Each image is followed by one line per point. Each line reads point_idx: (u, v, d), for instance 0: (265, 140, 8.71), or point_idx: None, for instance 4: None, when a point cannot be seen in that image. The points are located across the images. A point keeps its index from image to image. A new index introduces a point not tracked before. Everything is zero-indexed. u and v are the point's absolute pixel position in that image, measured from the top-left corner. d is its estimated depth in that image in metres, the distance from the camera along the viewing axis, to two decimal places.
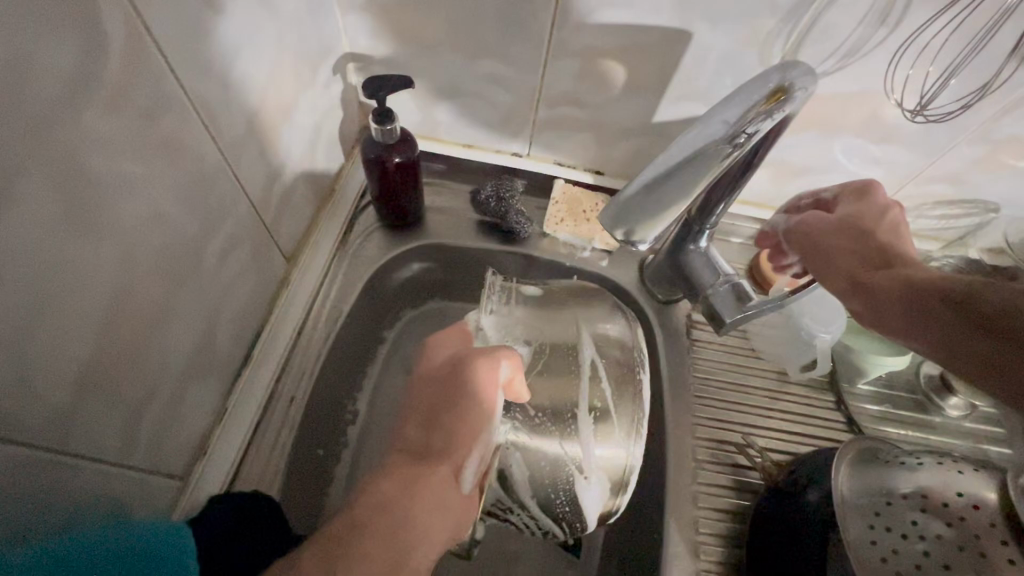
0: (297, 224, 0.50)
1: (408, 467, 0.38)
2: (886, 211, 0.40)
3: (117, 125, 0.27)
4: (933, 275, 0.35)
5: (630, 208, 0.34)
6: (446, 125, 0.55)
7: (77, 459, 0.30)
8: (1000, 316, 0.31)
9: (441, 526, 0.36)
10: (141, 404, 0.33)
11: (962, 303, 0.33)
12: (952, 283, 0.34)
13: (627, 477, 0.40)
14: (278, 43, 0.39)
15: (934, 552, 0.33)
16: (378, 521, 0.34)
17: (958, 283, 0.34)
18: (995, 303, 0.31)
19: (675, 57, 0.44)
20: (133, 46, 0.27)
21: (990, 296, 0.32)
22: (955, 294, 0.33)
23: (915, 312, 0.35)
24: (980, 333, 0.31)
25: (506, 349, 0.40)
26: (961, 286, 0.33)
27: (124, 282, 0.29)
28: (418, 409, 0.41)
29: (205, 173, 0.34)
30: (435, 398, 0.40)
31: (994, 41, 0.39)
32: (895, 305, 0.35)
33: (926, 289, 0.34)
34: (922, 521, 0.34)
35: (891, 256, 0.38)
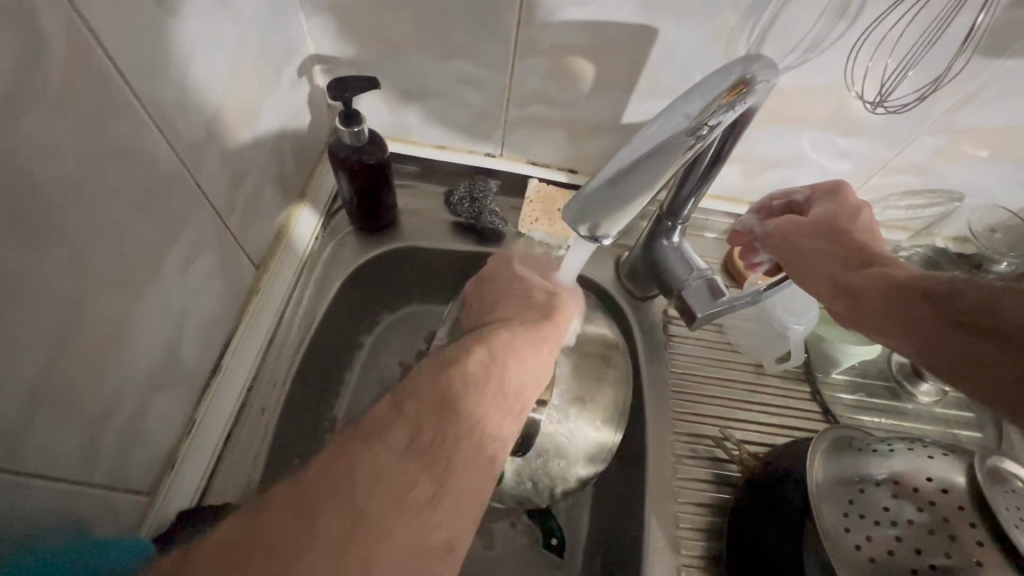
0: (267, 230, 0.49)
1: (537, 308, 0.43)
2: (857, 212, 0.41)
3: (63, 131, 0.26)
4: (909, 275, 0.36)
5: (596, 202, 0.33)
6: (416, 127, 0.55)
7: (33, 479, 0.29)
8: (978, 312, 0.32)
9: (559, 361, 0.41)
10: (103, 417, 0.32)
11: (941, 301, 0.34)
12: (929, 281, 0.35)
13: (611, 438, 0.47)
14: (238, 45, 0.39)
15: (907, 537, 0.33)
16: (527, 334, 0.39)
17: (935, 281, 0.35)
18: (971, 300, 0.33)
19: (641, 54, 0.45)
20: (78, 48, 0.26)
21: (965, 294, 0.33)
22: (936, 295, 0.34)
23: (897, 310, 0.35)
24: (961, 328, 0.33)
25: None
26: (938, 284, 0.34)
27: (76, 294, 0.29)
28: (529, 269, 0.47)
29: (164, 178, 0.34)
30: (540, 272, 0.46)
31: (947, 34, 0.40)
32: (878, 305, 0.36)
33: (905, 288, 0.35)
34: (894, 508, 0.35)
35: (870, 255, 0.38)
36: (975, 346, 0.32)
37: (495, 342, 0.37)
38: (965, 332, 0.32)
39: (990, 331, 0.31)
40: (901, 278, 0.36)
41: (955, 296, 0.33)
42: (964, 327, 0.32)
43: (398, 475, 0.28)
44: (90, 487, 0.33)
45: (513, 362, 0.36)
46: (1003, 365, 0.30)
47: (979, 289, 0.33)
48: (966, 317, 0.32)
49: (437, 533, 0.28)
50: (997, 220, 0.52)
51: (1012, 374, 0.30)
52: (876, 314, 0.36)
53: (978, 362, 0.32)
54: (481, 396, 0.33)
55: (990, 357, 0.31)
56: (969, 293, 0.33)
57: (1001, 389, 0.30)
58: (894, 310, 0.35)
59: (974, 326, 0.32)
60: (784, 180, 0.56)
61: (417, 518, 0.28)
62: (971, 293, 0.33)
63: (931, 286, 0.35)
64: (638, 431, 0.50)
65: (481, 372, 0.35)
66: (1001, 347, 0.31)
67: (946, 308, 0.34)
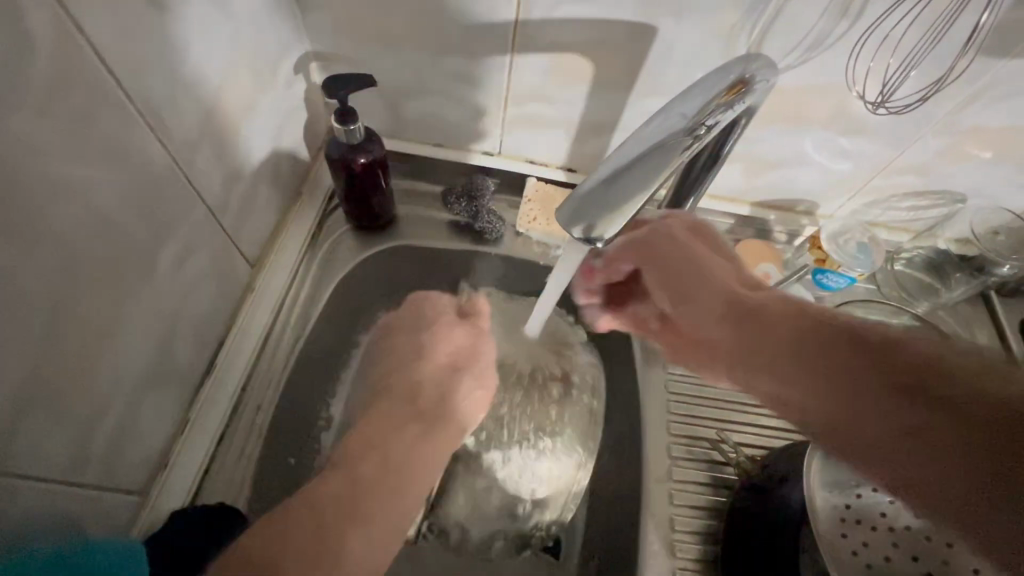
0: (262, 228, 0.48)
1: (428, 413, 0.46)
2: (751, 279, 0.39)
3: (49, 130, 0.26)
4: (817, 320, 0.33)
5: (592, 202, 0.32)
6: (413, 124, 0.54)
7: (24, 480, 0.28)
8: (899, 391, 0.27)
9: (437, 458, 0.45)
10: (92, 418, 0.32)
11: (841, 372, 0.29)
12: (833, 342, 0.31)
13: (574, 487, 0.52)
14: (233, 42, 0.38)
15: (899, 541, 0.35)
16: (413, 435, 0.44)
17: (837, 345, 0.30)
18: (884, 370, 0.28)
19: (641, 51, 0.44)
20: (65, 45, 0.25)
21: (891, 359, 0.28)
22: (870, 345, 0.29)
23: (827, 361, 0.30)
24: (889, 417, 0.27)
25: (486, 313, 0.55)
26: (846, 342, 0.30)
27: (65, 293, 0.28)
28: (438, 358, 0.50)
29: (155, 177, 0.33)
30: (460, 333, 0.52)
31: (951, 33, 0.39)
32: (813, 352, 0.31)
33: (811, 358, 0.31)
34: (889, 513, 0.36)
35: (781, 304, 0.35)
36: (926, 436, 0.25)
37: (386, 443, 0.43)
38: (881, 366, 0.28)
39: (922, 375, 0.27)
40: (809, 344, 0.32)
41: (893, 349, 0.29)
42: (906, 407, 0.26)
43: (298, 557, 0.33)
44: (80, 487, 0.32)
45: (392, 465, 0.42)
46: (966, 458, 0.24)
47: (879, 359, 0.29)
48: (894, 397, 0.27)
49: None
50: (998, 223, 0.54)
51: (985, 471, 0.23)
52: (804, 366, 0.31)
53: (930, 456, 0.25)
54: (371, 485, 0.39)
55: (940, 447, 0.25)
56: (897, 354, 0.28)
57: (986, 500, 0.23)
58: (811, 382, 0.31)
59: (908, 403, 0.26)
60: (785, 181, 0.55)
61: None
62: (863, 364, 0.29)
63: (826, 359, 0.30)
64: (635, 432, 0.50)
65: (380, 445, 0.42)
66: (937, 433, 0.25)
67: (873, 381, 0.28)
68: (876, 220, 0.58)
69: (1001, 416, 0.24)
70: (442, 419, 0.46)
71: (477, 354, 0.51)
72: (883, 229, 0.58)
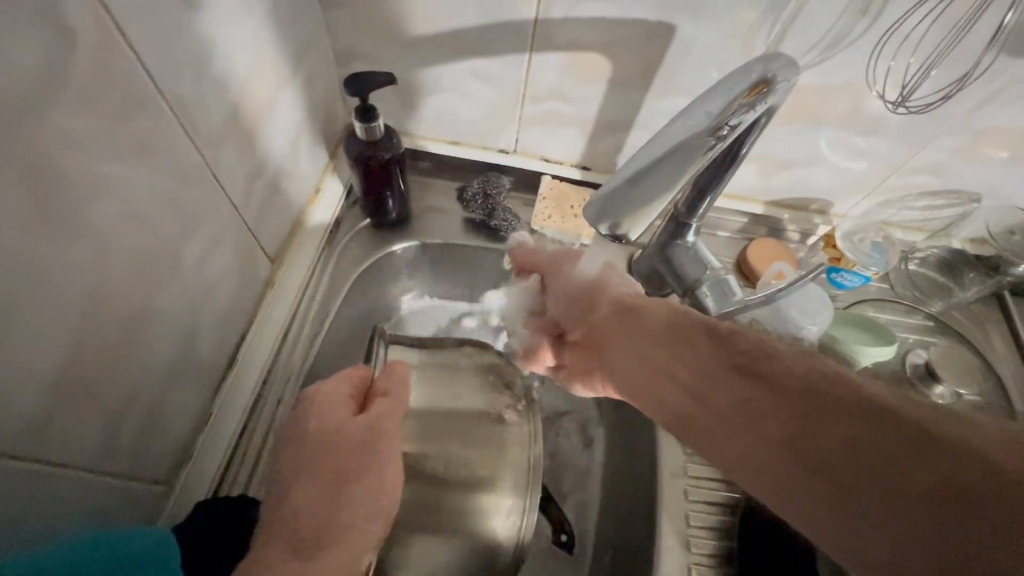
0: (282, 224, 0.49)
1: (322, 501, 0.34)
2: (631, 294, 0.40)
3: (87, 126, 0.26)
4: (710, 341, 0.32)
5: (614, 201, 0.33)
6: (430, 122, 0.55)
7: (58, 469, 0.29)
8: (759, 390, 0.28)
9: (376, 494, 0.34)
10: (122, 408, 0.33)
11: (715, 391, 0.30)
12: (693, 347, 0.32)
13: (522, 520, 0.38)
14: (257, 40, 0.39)
15: None
16: (328, 483, 0.34)
17: (696, 350, 0.32)
18: (733, 364, 0.30)
19: (659, 51, 0.44)
20: (102, 42, 0.26)
21: (732, 353, 0.30)
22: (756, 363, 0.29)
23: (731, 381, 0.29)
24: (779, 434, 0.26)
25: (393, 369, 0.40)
26: (702, 350, 0.32)
27: (98, 286, 0.29)
28: (314, 458, 0.35)
29: (183, 173, 0.34)
30: (342, 410, 0.37)
31: (972, 33, 0.39)
32: (710, 377, 0.30)
33: (690, 381, 0.31)
34: None
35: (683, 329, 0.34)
36: (827, 451, 0.24)
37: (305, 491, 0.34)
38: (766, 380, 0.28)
39: (817, 381, 0.26)
40: (681, 364, 0.32)
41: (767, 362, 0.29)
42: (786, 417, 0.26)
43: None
44: (108, 475, 0.33)
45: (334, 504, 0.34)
46: (872, 458, 0.22)
47: (723, 355, 0.30)
48: (765, 402, 0.27)
49: None
50: (1013, 222, 0.54)
51: (902, 471, 0.22)
52: (716, 387, 0.30)
53: (858, 478, 0.23)
54: (318, 518, 0.33)
55: (849, 461, 0.23)
56: (737, 344, 0.30)
57: (974, 508, 0.19)
58: (711, 416, 0.30)
59: (785, 411, 0.26)
60: (801, 180, 0.55)
61: None
62: (719, 364, 0.30)
63: (704, 380, 0.30)
64: (648, 430, 0.51)
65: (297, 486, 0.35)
66: (825, 437, 0.24)
67: (739, 383, 0.29)
68: (890, 220, 0.58)
69: (848, 394, 0.25)
70: (323, 553, 0.32)
71: (370, 459, 0.35)
72: (897, 228, 0.58)
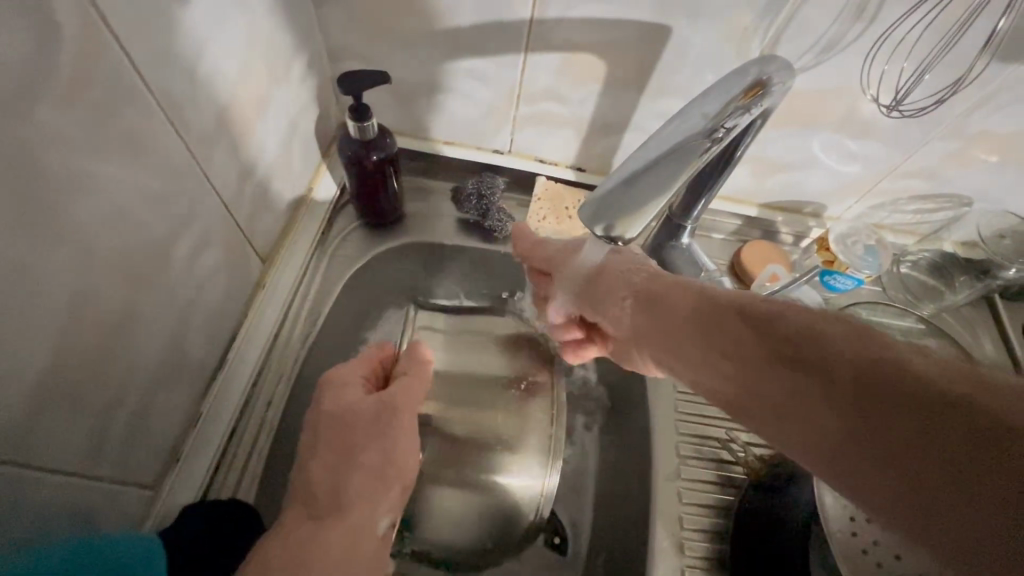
0: (273, 223, 0.48)
1: (336, 467, 0.36)
2: (652, 277, 0.37)
3: (73, 122, 0.26)
4: (753, 330, 0.28)
5: (610, 202, 0.33)
6: (424, 121, 0.54)
7: (41, 472, 0.29)
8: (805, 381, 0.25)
9: (391, 463, 0.36)
10: (109, 409, 0.32)
11: (765, 387, 0.27)
12: (734, 341, 0.29)
13: (541, 497, 0.40)
14: (249, 37, 0.38)
15: (886, 546, 0.37)
16: (341, 450, 0.36)
17: (741, 339, 0.29)
18: (780, 353, 0.27)
19: (654, 52, 0.44)
20: (89, 37, 0.25)
21: (779, 343, 0.27)
22: (802, 354, 0.26)
23: (775, 374, 0.27)
24: (830, 428, 0.23)
25: (414, 346, 0.41)
26: (744, 336, 0.29)
27: (83, 287, 0.28)
28: (330, 429, 0.37)
29: (174, 170, 0.33)
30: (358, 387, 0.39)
31: (966, 37, 0.40)
32: (757, 373, 0.28)
33: (735, 371, 0.29)
34: (882, 542, 0.38)
35: (723, 319, 0.30)
36: (871, 444, 0.22)
37: (323, 458, 0.36)
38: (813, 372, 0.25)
39: (871, 365, 0.23)
40: (726, 353, 0.30)
41: (812, 349, 0.25)
42: (832, 408, 0.23)
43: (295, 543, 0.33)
44: (95, 480, 0.32)
45: (348, 470, 0.36)
46: (918, 456, 0.20)
47: (767, 342, 0.27)
48: (813, 393, 0.25)
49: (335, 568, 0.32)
50: (1004, 226, 0.54)
51: (950, 472, 0.19)
52: (764, 384, 0.27)
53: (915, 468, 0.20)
54: (334, 483, 0.36)
55: (895, 457, 0.21)
56: (785, 330, 0.27)
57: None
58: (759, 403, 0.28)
59: (835, 404, 0.23)
60: (794, 183, 0.55)
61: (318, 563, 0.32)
62: (762, 355, 0.28)
63: (749, 372, 0.28)
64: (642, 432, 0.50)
65: (315, 454, 0.37)
66: (881, 429, 0.21)
67: (786, 377, 0.26)
68: (882, 222, 0.58)
69: (907, 381, 0.21)
70: (336, 513, 0.35)
71: (383, 431, 0.37)
72: (889, 231, 0.59)
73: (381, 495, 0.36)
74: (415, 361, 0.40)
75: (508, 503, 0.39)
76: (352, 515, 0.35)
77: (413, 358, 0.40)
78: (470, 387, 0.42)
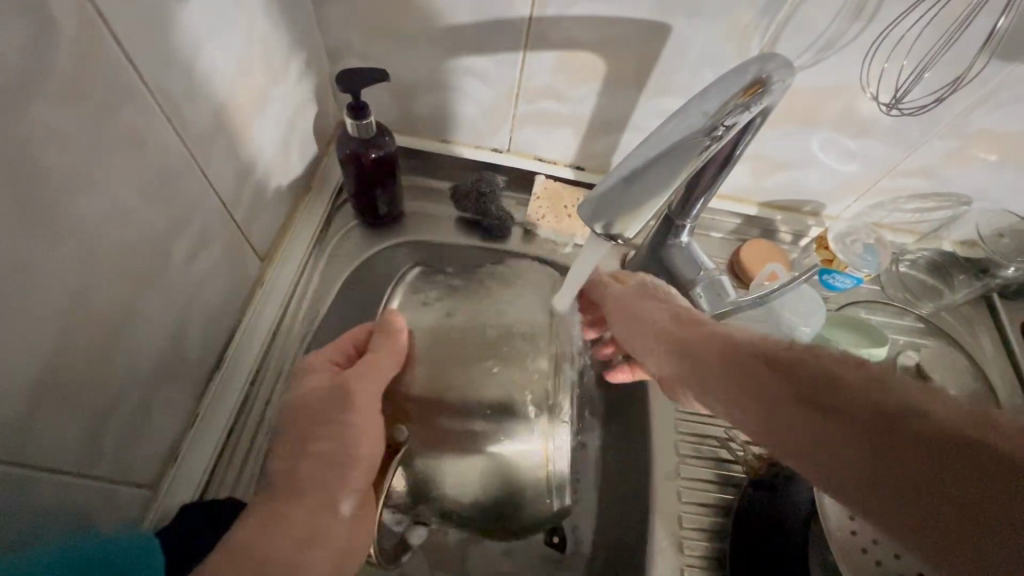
0: (272, 221, 0.48)
1: (291, 452, 0.36)
2: (672, 313, 0.38)
3: (69, 120, 0.25)
4: (769, 369, 0.30)
5: (610, 200, 0.32)
6: (423, 120, 0.54)
7: (39, 472, 0.28)
8: (821, 421, 0.27)
9: (348, 446, 0.36)
10: (107, 409, 0.32)
11: (784, 422, 0.29)
12: (746, 372, 0.31)
13: (550, 467, 0.41)
14: (248, 34, 0.38)
15: (882, 546, 0.40)
16: (297, 436, 0.37)
17: (757, 377, 0.30)
18: (798, 393, 0.28)
19: (654, 50, 0.44)
20: (87, 34, 0.25)
21: (796, 381, 0.29)
22: (819, 395, 0.27)
23: (793, 412, 0.28)
24: (845, 464, 0.25)
25: (386, 324, 0.40)
26: (755, 367, 0.31)
27: (81, 286, 0.28)
28: (292, 415, 0.37)
29: (172, 169, 0.33)
30: (324, 372, 0.39)
31: (965, 36, 0.40)
32: (773, 411, 0.29)
33: (742, 399, 0.31)
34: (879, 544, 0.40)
35: (743, 356, 0.32)
36: (880, 464, 0.24)
37: (284, 445, 0.37)
38: (831, 411, 0.26)
39: (885, 407, 0.25)
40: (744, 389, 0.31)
41: (828, 391, 0.27)
42: (845, 438, 0.25)
43: (248, 524, 0.33)
44: (93, 479, 0.32)
45: (305, 456, 0.36)
46: (927, 491, 0.22)
47: (786, 380, 0.29)
48: (828, 432, 0.26)
49: (291, 551, 0.32)
50: (1003, 225, 0.55)
51: (957, 488, 0.21)
52: (781, 421, 0.29)
53: (927, 503, 0.22)
54: (291, 468, 0.36)
55: (900, 474, 0.23)
56: (801, 370, 0.29)
57: None
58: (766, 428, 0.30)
59: (852, 443, 0.25)
60: (793, 181, 0.55)
61: (272, 538, 0.32)
62: (773, 386, 0.29)
63: (757, 400, 0.30)
64: (641, 431, 0.50)
65: (281, 441, 0.37)
66: (896, 467, 0.23)
67: (803, 416, 0.28)
68: (881, 221, 0.58)
69: (920, 424, 0.24)
70: (294, 498, 0.34)
71: (339, 414, 0.37)
72: (887, 230, 0.59)
73: (341, 480, 0.35)
74: (383, 343, 0.40)
75: (515, 471, 0.41)
76: (314, 500, 0.35)
77: (382, 340, 0.40)
78: (451, 353, 0.42)
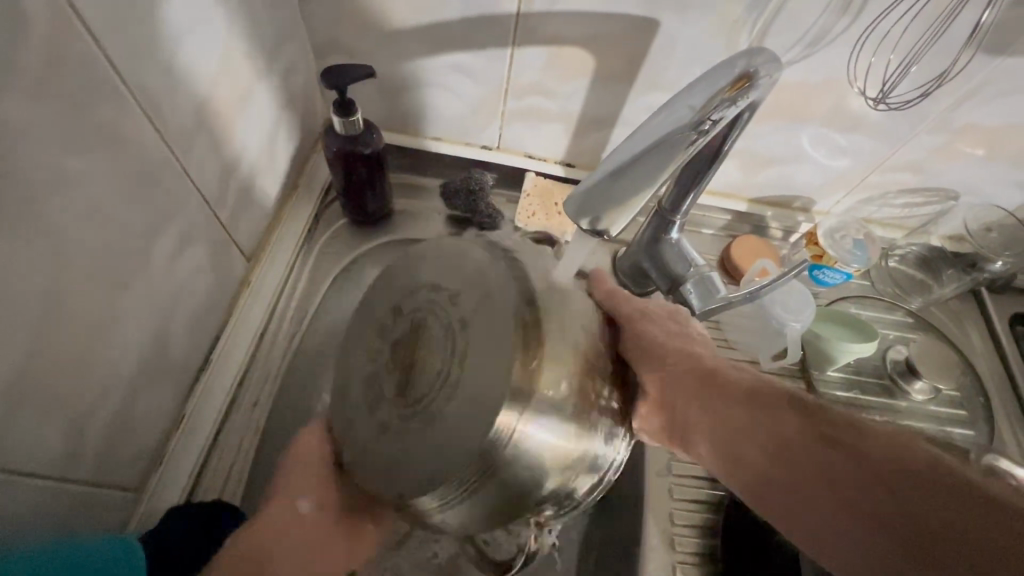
0: (258, 221, 0.48)
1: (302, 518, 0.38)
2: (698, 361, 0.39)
3: (43, 115, 0.25)
4: (792, 409, 0.31)
5: (597, 194, 0.32)
6: (412, 117, 0.53)
7: (17, 478, 0.28)
8: (829, 456, 0.27)
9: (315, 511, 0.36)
10: (86, 413, 0.31)
11: (795, 457, 0.29)
12: (769, 408, 0.32)
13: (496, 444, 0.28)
14: (230, 29, 0.37)
15: None
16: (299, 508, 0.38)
17: (778, 414, 0.31)
18: (815, 430, 0.29)
19: (642, 46, 0.44)
20: (62, 30, 0.25)
21: (815, 420, 0.29)
22: (834, 435, 0.28)
23: (804, 447, 0.29)
24: (846, 498, 0.26)
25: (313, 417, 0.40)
26: (776, 402, 0.32)
27: (61, 286, 0.28)
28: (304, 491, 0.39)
29: (152, 166, 0.33)
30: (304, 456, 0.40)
31: (952, 29, 0.40)
32: (786, 446, 0.29)
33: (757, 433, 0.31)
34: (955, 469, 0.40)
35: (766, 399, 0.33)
36: (882, 491, 0.25)
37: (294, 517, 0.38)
38: (841, 448, 0.27)
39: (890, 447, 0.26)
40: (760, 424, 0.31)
41: (846, 432, 0.28)
42: (849, 469, 0.26)
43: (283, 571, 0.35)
44: (74, 483, 0.32)
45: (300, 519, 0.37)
46: (920, 521, 0.23)
47: (804, 419, 0.30)
48: (834, 467, 0.27)
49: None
50: (991, 220, 0.55)
51: (941, 519, 0.22)
52: (791, 458, 0.29)
53: (920, 534, 0.22)
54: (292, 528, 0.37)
55: (898, 497, 0.24)
56: (822, 412, 0.30)
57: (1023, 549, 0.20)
58: (770, 463, 0.30)
59: (855, 476, 0.26)
60: (783, 177, 0.55)
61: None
62: (789, 422, 0.30)
63: (768, 434, 0.31)
64: None
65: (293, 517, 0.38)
66: (891, 499, 0.24)
67: (815, 451, 0.28)
68: (870, 217, 0.58)
69: (921, 462, 0.25)
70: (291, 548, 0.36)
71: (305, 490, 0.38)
72: (877, 225, 0.59)
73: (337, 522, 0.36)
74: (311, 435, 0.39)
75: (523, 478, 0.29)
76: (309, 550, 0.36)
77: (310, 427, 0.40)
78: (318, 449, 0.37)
